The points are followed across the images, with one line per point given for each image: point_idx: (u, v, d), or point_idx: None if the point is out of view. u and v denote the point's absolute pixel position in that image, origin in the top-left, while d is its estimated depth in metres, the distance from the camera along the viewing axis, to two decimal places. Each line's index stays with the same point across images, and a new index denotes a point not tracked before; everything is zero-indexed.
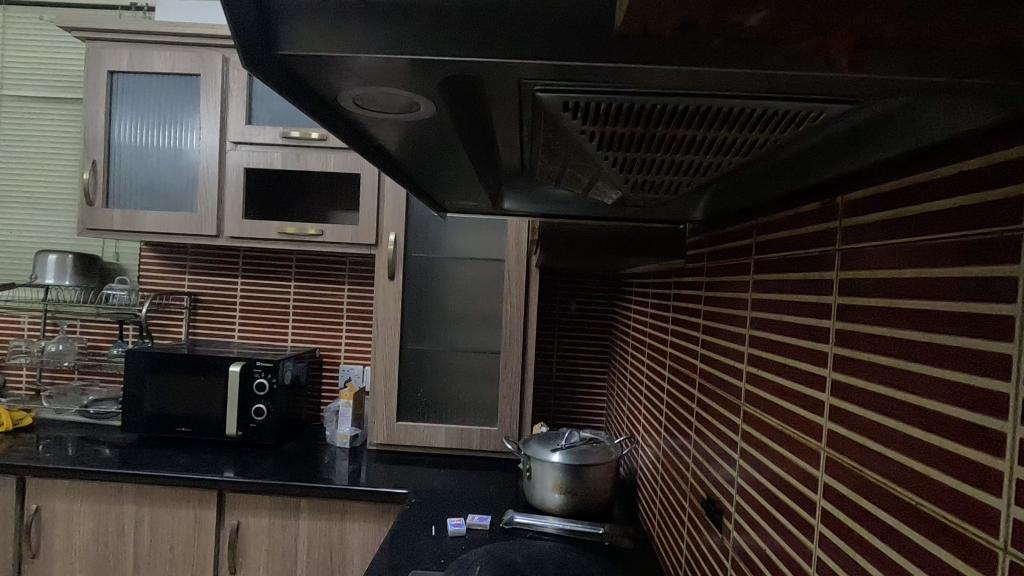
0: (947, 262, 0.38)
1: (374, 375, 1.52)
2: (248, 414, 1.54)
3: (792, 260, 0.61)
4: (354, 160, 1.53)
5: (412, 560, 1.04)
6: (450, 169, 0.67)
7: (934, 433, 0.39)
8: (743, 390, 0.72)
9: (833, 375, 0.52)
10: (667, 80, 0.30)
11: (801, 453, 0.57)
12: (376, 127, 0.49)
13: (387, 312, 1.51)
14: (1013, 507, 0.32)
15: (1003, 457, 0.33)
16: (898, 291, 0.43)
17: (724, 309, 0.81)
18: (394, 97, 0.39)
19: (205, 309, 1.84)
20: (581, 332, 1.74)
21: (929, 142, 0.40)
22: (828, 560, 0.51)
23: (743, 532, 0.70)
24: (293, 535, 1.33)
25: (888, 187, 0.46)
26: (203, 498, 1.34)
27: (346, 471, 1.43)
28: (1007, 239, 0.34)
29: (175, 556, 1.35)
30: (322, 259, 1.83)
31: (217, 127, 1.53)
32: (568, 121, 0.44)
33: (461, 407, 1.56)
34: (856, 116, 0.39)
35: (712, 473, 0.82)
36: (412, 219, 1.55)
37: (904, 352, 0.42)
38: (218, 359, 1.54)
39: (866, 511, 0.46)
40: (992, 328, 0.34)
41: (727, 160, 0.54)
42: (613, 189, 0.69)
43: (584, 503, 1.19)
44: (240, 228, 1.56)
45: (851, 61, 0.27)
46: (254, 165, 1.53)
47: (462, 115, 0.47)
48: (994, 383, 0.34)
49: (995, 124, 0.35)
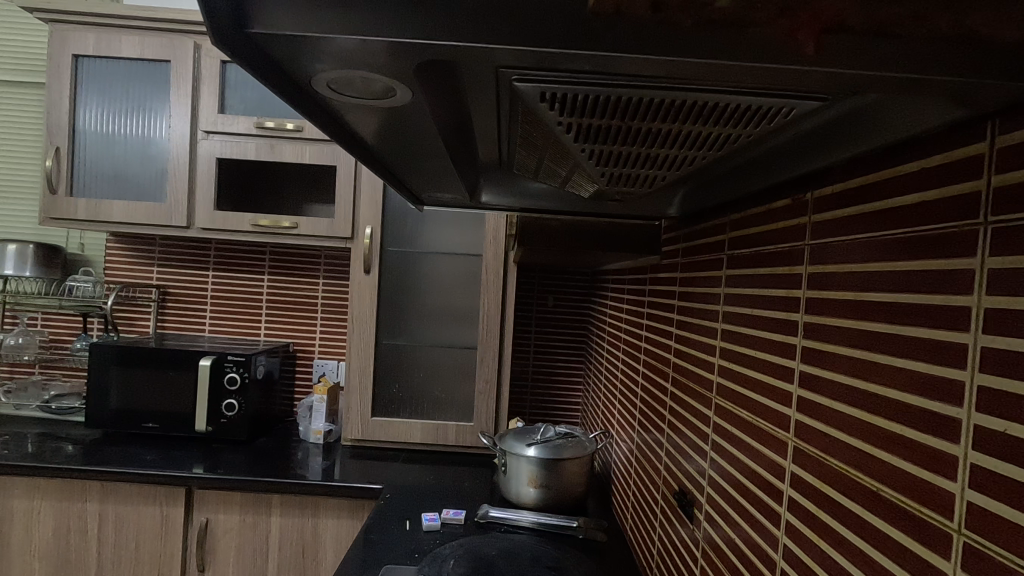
0: (909, 255, 0.40)
1: (349, 371, 1.50)
2: (218, 409, 1.50)
3: (763, 255, 0.63)
4: (330, 151, 1.51)
5: (386, 555, 1.04)
6: (427, 159, 0.66)
7: (895, 422, 0.40)
8: (715, 383, 0.73)
9: (801, 368, 0.53)
10: (642, 70, 0.31)
11: (769, 443, 0.58)
12: (351, 113, 0.48)
13: (362, 307, 1.49)
14: (967, 490, 0.34)
15: (957, 443, 0.35)
16: (862, 285, 0.44)
17: (697, 305, 0.83)
18: (371, 82, 0.39)
19: (174, 302, 1.80)
20: (558, 327, 1.75)
21: (892, 141, 0.42)
22: (795, 547, 0.52)
23: (714, 523, 0.71)
24: (264, 532, 1.31)
25: (854, 184, 0.47)
26: (171, 495, 1.31)
27: (319, 466, 1.41)
28: (964, 234, 0.35)
29: (141, 555, 1.31)
30: (296, 252, 1.80)
31: (189, 115, 1.49)
32: (546, 112, 0.44)
33: (437, 403, 1.56)
34: (826, 112, 0.40)
35: (684, 465, 0.83)
36: (388, 212, 1.53)
37: (868, 344, 0.43)
38: (187, 353, 1.50)
39: (830, 498, 0.47)
40: (951, 320, 0.35)
41: (701, 155, 0.55)
42: (589, 183, 0.69)
43: (559, 497, 1.20)
44: (212, 220, 1.52)
45: (816, 46, 0.27)
46: (226, 155, 1.50)
47: (439, 105, 0.46)
48: (950, 371, 0.35)
49: (953, 123, 0.36)
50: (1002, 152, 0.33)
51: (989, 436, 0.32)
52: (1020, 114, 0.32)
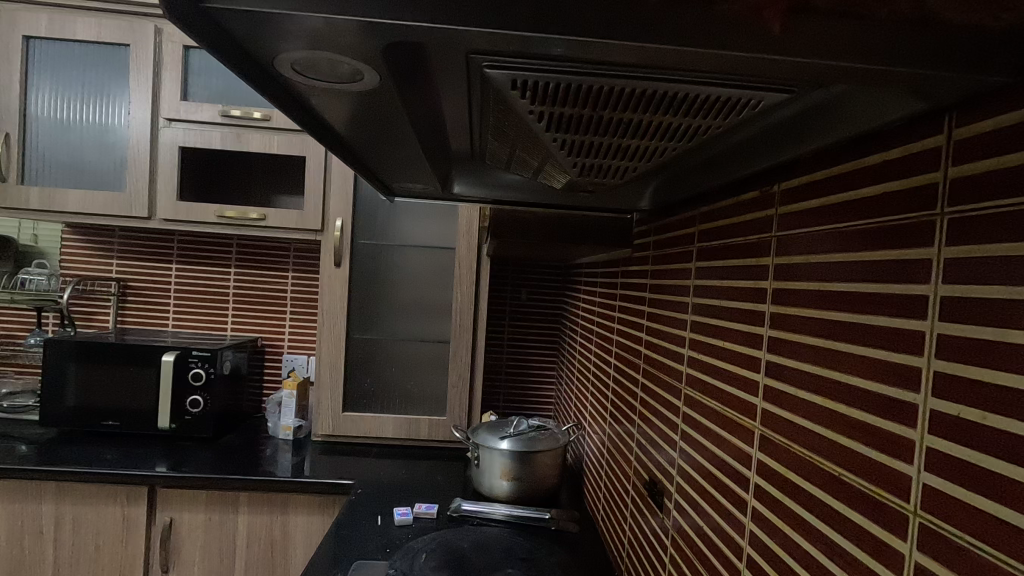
0: (872, 245, 0.40)
1: (319, 366, 1.47)
2: (183, 406, 1.46)
3: (732, 247, 0.64)
4: (299, 141, 1.47)
5: (357, 550, 1.03)
6: (397, 148, 0.65)
7: (856, 408, 0.41)
8: (684, 374, 0.74)
9: (767, 358, 0.54)
10: (612, 55, 0.31)
11: (737, 431, 0.59)
12: (317, 97, 0.47)
13: (333, 300, 1.46)
14: (923, 473, 0.35)
15: (915, 427, 0.36)
16: (826, 275, 0.45)
17: (668, 297, 0.83)
18: (337, 64, 0.38)
19: (135, 296, 1.74)
20: (532, 321, 1.75)
21: (856, 133, 0.42)
22: (761, 533, 0.53)
23: (683, 512, 0.72)
24: (231, 530, 1.28)
25: (820, 176, 0.48)
26: (133, 495, 1.27)
27: (289, 463, 1.39)
28: (924, 224, 0.36)
29: (100, 556, 1.27)
30: (264, 245, 1.76)
31: (150, 102, 1.43)
32: (517, 100, 0.44)
33: (409, 397, 1.55)
34: (793, 105, 0.41)
35: (655, 456, 0.84)
36: (360, 204, 1.50)
37: (832, 333, 0.44)
38: (150, 348, 1.45)
39: (794, 484, 0.48)
40: (909, 308, 0.36)
41: (671, 147, 0.55)
42: (561, 174, 0.69)
43: (532, 489, 1.20)
44: (175, 211, 1.47)
45: (782, 26, 0.28)
46: (190, 144, 1.45)
47: (407, 91, 0.45)
48: (909, 358, 0.36)
49: (914, 116, 0.37)
50: (958, 145, 0.34)
51: (944, 420, 0.33)
52: (976, 107, 0.33)
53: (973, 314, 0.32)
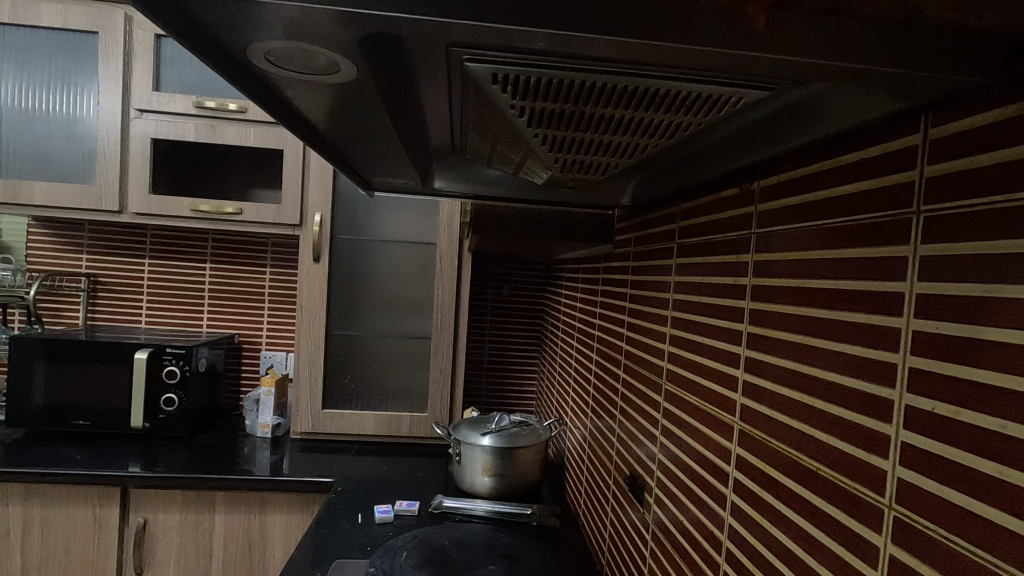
0: (849, 243, 0.41)
1: (298, 363, 1.45)
2: (156, 405, 1.43)
3: (712, 243, 0.64)
4: (276, 134, 1.44)
5: (337, 549, 1.01)
6: (376, 142, 0.64)
7: (832, 403, 0.42)
8: (665, 370, 0.75)
9: (746, 354, 0.54)
10: (594, 51, 0.30)
11: (716, 426, 0.59)
12: (293, 89, 0.46)
13: (312, 296, 1.44)
14: (898, 468, 0.35)
15: (890, 422, 0.36)
16: (805, 272, 0.46)
17: (648, 293, 0.84)
18: (312, 55, 0.37)
19: (106, 292, 1.69)
20: (513, 317, 1.75)
21: (834, 131, 0.43)
22: (739, 526, 0.54)
23: (663, 506, 0.72)
24: (207, 531, 1.26)
25: (799, 174, 0.48)
26: (105, 496, 1.24)
27: (267, 461, 1.37)
28: (900, 222, 0.36)
29: (71, 559, 1.24)
30: (241, 240, 1.72)
31: (120, 92, 1.39)
32: (498, 94, 0.43)
33: (390, 394, 1.53)
34: (773, 102, 0.41)
35: (635, 451, 0.85)
36: (339, 199, 1.48)
37: (809, 329, 0.45)
38: (121, 345, 1.41)
39: (772, 479, 0.49)
40: (885, 306, 0.37)
41: (653, 143, 0.55)
42: (543, 169, 0.69)
43: (513, 485, 1.20)
44: (147, 204, 1.43)
45: (766, 22, 0.28)
46: (163, 136, 1.41)
47: (387, 83, 0.44)
48: (885, 354, 0.37)
49: (891, 115, 0.38)
50: (934, 144, 0.35)
51: (919, 415, 0.34)
52: (950, 107, 0.34)
53: (948, 312, 0.32)
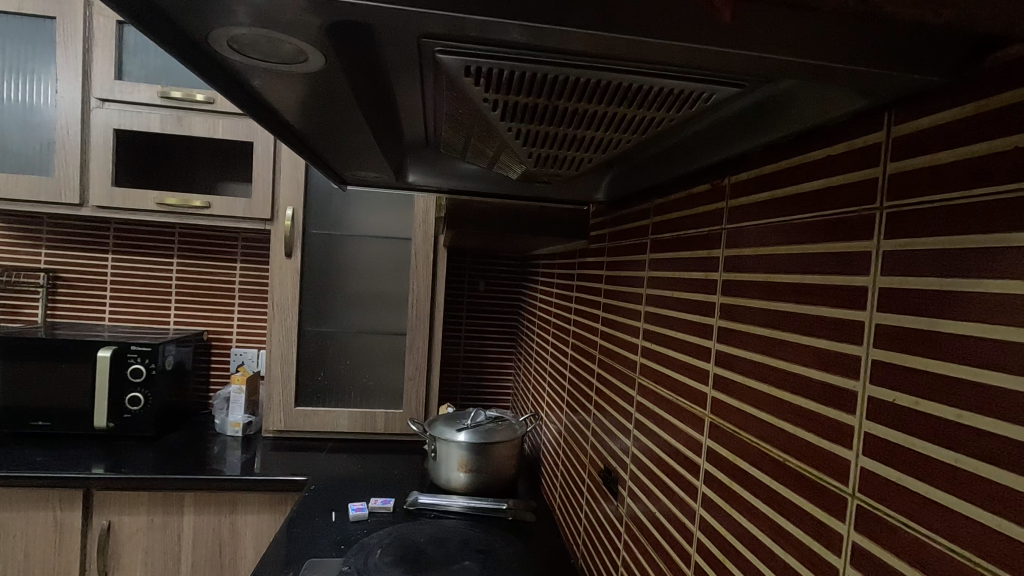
0: (815, 238, 0.42)
1: (270, 360, 1.42)
2: (121, 404, 1.39)
3: (684, 239, 0.65)
4: (245, 126, 1.40)
5: (309, 548, 1.00)
6: (348, 135, 0.62)
7: (799, 395, 0.42)
8: (638, 364, 0.75)
9: (717, 347, 0.55)
10: (567, 44, 0.30)
11: (688, 419, 0.60)
12: (260, 79, 0.44)
13: (284, 291, 1.41)
14: (861, 457, 0.36)
15: (854, 413, 0.37)
16: (773, 267, 0.46)
17: (622, 288, 0.84)
18: (279, 43, 0.36)
19: (67, 288, 1.63)
20: (490, 312, 1.75)
21: (802, 128, 0.43)
22: (709, 517, 0.54)
23: (636, 499, 0.73)
24: (175, 532, 1.23)
25: (768, 170, 0.49)
26: (67, 499, 1.20)
27: (238, 461, 1.34)
28: (864, 217, 0.37)
29: (31, 563, 1.19)
30: (210, 234, 1.68)
31: (80, 81, 1.34)
32: (470, 87, 0.43)
33: (365, 390, 1.52)
34: (743, 99, 0.41)
35: (609, 444, 0.86)
36: (312, 193, 1.45)
37: (778, 323, 0.45)
38: (83, 343, 1.37)
39: (741, 469, 0.49)
40: (849, 299, 0.38)
41: (626, 138, 0.55)
42: (517, 164, 0.69)
43: (489, 480, 1.20)
44: (110, 198, 1.38)
45: (733, 15, 0.28)
46: (126, 127, 1.36)
47: (357, 74, 0.43)
48: (849, 346, 0.38)
49: (857, 112, 0.38)
50: (897, 141, 0.35)
51: (880, 406, 0.35)
52: (913, 105, 0.34)
53: (908, 305, 0.33)
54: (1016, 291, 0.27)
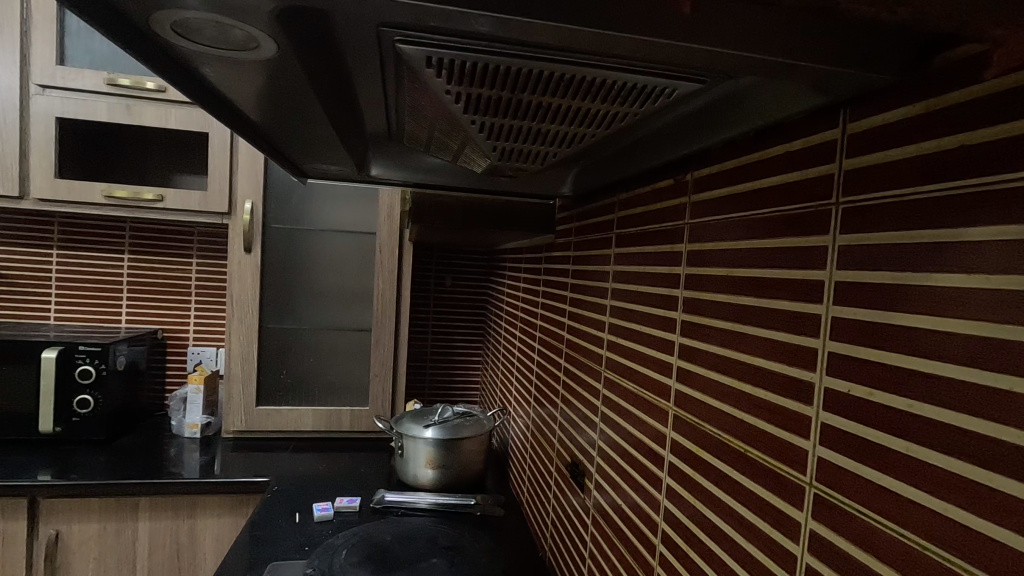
0: (774, 232, 0.42)
1: (230, 359, 1.38)
2: (69, 407, 1.33)
3: (648, 234, 0.65)
4: (200, 116, 1.35)
5: (272, 551, 0.98)
6: (306, 127, 0.60)
7: (759, 387, 0.43)
8: (604, 358, 0.76)
9: (681, 340, 0.56)
10: (533, 35, 0.30)
11: (652, 411, 0.61)
12: (209, 67, 0.42)
13: (243, 288, 1.37)
14: (819, 447, 0.37)
15: (811, 404, 0.38)
16: (734, 261, 0.47)
17: (588, 283, 0.85)
18: (227, 28, 0.34)
19: (7, 286, 1.54)
20: (457, 307, 1.74)
21: (762, 124, 0.44)
22: (674, 507, 0.55)
23: (603, 491, 0.74)
24: (130, 538, 1.18)
25: (729, 165, 0.50)
26: (10, 508, 1.14)
27: (197, 463, 1.29)
28: (820, 213, 0.38)
29: None
30: (163, 229, 1.61)
31: (18, 65, 1.26)
32: (432, 79, 0.42)
33: (329, 388, 1.49)
34: (705, 95, 0.42)
35: (576, 438, 0.86)
36: (272, 186, 1.41)
37: (739, 316, 0.46)
38: (25, 343, 1.29)
39: (703, 460, 0.50)
40: (807, 293, 0.39)
41: (591, 132, 0.55)
42: (481, 158, 0.68)
43: (457, 477, 1.20)
44: (53, 190, 1.31)
45: (692, 8, 0.28)
46: (69, 115, 1.29)
47: (314, 63, 0.42)
48: (807, 339, 0.39)
49: (813, 110, 0.39)
50: (852, 137, 0.36)
51: (836, 397, 0.36)
52: (868, 104, 0.35)
53: (863, 298, 0.34)
54: (964, 284, 0.28)
